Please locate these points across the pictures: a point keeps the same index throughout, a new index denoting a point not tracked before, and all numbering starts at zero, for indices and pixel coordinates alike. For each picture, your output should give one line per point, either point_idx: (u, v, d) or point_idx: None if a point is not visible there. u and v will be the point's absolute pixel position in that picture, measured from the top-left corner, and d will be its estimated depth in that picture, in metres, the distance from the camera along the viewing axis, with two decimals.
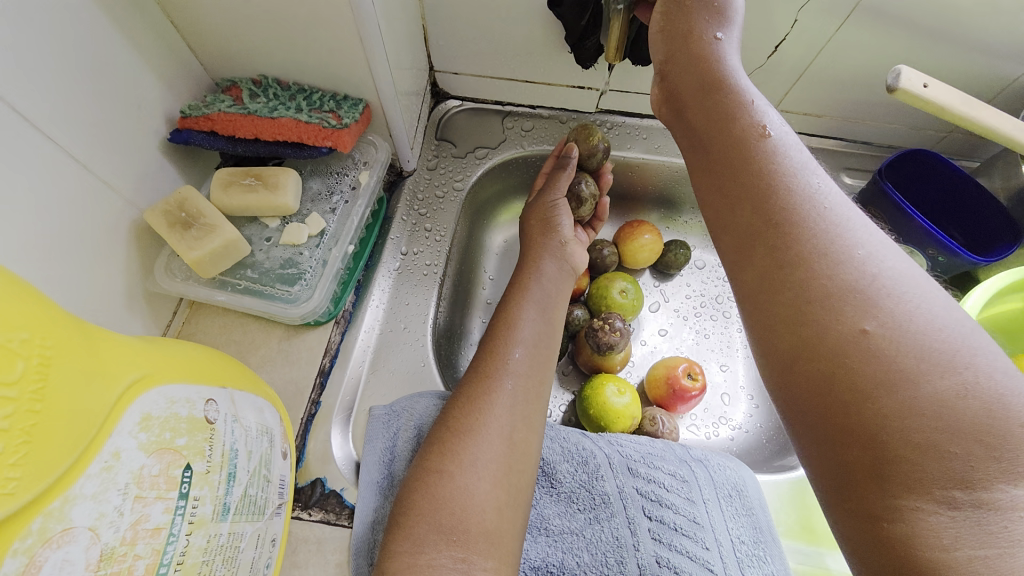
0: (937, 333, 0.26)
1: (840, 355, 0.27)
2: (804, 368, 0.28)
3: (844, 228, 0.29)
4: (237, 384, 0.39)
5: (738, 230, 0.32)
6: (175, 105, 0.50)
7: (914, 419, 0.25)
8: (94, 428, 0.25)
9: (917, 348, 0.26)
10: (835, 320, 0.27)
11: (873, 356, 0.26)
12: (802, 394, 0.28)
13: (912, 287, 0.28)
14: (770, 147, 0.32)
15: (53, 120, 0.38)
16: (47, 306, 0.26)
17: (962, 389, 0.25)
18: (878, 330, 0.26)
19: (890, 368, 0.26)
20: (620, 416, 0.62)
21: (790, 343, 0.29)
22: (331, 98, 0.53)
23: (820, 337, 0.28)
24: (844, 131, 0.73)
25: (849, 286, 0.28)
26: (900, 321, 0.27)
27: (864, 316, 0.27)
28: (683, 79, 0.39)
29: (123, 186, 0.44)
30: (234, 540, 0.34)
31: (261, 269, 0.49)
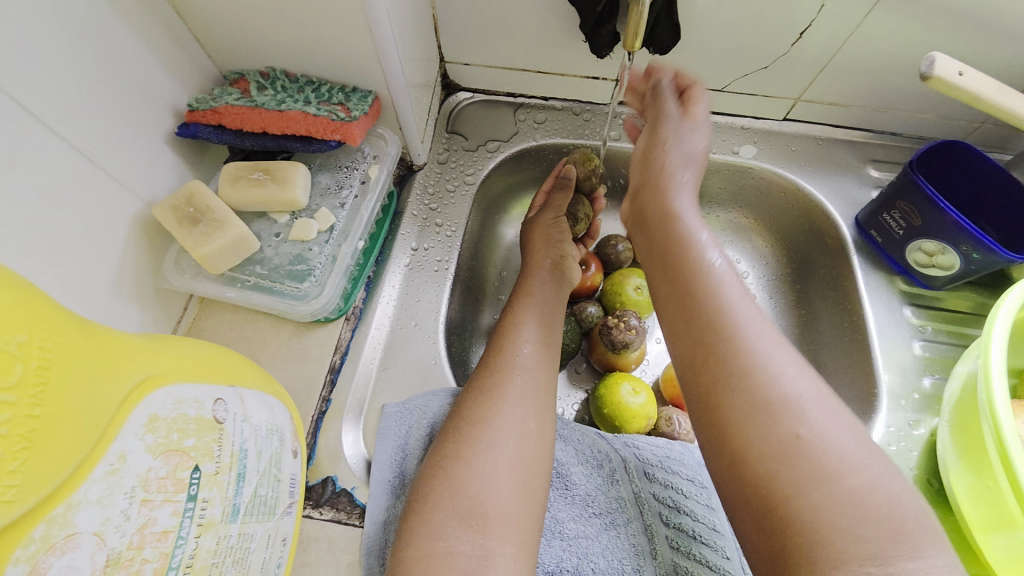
0: (828, 420, 0.35)
1: (779, 459, 0.34)
2: (751, 467, 0.34)
3: (774, 349, 0.37)
4: (246, 382, 0.38)
5: (697, 355, 0.39)
6: (183, 98, 0.49)
7: (832, 508, 0.32)
8: (98, 431, 0.25)
9: (835, 452, 0.33)
10: (774, 424, 0.35)
11: (804, 459, 0.33)
12: (749, 494, 0.35)
13: (829, 407, 0.35)
14: (717, 276, 0.42)
15: (58, 113, 0.38)
16: (48, 307, 0.25)
17: (856, 473, 0.33)
18: (807, 436, 0.34)
19: (819, 468, 0.33)
20: (635, 415, 0.60)
21: (738, 443, 0.35)
22: (339, 90, 0.52)
23: (763, 437, 0.35)
24: (871, 121, 0.70)
25: (785, 395, 0.35)
26: (823, 433, 0.34)
27: (798, 425, 0.34)
28: (647, 204, 0.50)
29: (130, 180, 0.44)
30: (245, 541, 0.33)
31: (270, 265, 0.49)
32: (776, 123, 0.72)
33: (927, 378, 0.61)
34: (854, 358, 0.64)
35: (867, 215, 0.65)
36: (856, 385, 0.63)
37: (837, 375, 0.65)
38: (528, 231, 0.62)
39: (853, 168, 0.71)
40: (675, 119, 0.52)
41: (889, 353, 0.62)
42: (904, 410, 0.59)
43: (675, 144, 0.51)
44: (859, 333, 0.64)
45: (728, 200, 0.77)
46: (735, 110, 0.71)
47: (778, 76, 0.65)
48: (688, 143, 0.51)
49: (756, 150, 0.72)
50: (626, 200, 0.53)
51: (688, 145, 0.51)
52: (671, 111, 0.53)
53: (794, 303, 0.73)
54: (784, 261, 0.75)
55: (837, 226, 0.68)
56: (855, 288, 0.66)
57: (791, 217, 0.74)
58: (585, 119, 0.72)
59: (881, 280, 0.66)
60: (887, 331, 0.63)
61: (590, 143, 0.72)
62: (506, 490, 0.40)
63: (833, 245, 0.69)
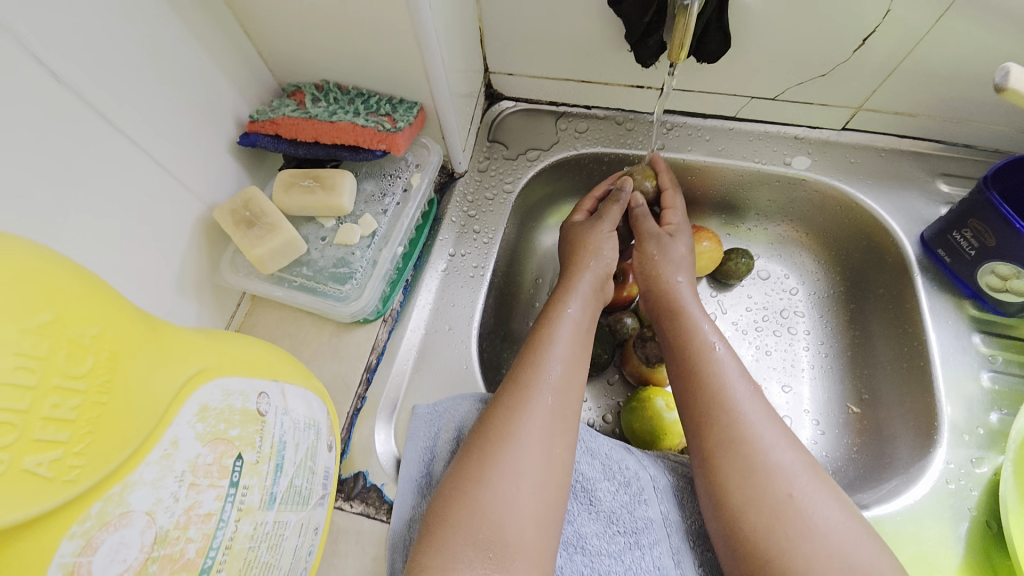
0: (813, 484, 0.45)
1: (776, 514, 0.43)
2: (750, 523, 0.43)
3: (765, 417, 0.48)
4: (288, 377, 0.40)
5: (710, 445, 0.48)
6: (245, 109, 0.53)
7: (827, 558, 0.41)
8: (155, 418, 0.27)
9: (820, 506, 0.43)
10: (773, 486, 0.44)
11: (799, 513, 0.43)
12: (762, 552, 0.42)
13: (812, 466, 0.46)
14: (715, 357, 0.52)
15: (136, 124, 0.42)
16: (117, 303, 0.28)
17: (839, 528, 0.42)
18: (799, 496, 0.44)
19: (810, 521, 0.42)
20: (667, 432, 0.59)
21: (740, 499, 0.45)
22: (387, 102, 0.54)
23: (762, 496, 0.44)
24: (943, 133, 0.65)
25: (777, 463, 0.45)
26: (810, 489, 0.44)
27: (791, 485, 0.44)
28: (658, 301, 0.59)
29: (195, 184, 0.48)
30: (280, 529, 0.36)
31: (316, 267, 0.51)
32: (833, 133, 0.68)
33: (994, 413, 0.55)
34: (913, 389, 0.60)
35: (934, 233, 0.60)
36: (915, 417, 0.58)
37: (891, 405, 0.62)
38: (576, 239, 0.62)
39: (920, 183, 0.66)
40: (656, 237, 0.62)
41: (954, 385, 0.56)
42: (966, 445, 0.53)
43: (663, 258, 0.61)
44: (921, 360, 0.59)
45: (777, 214, 0.75)
46: (788, 119, 0.68)
47: (837, 83, 0.62)
48: (675, 253, 0.61)
49: (810, 161, 0.68)
50: (643, 297, 0.62)
51: (674, 253, 0.61)
52: (649, 229, 0.62)
53: (846, 324, 0.70)
54: (836, 279, 0.73)
55: (899, 244, 0.64)
56: (917, 311, 0.61)
57: (844, 233, 0.70)
58: (628, 128, 0.71)
59: (947, 304, 0.60)
60: (952, 359, 0.58)
61: (632, 152, 0.71)
62: (526, 507, 0.41)
63: (893, 261, 0.65)
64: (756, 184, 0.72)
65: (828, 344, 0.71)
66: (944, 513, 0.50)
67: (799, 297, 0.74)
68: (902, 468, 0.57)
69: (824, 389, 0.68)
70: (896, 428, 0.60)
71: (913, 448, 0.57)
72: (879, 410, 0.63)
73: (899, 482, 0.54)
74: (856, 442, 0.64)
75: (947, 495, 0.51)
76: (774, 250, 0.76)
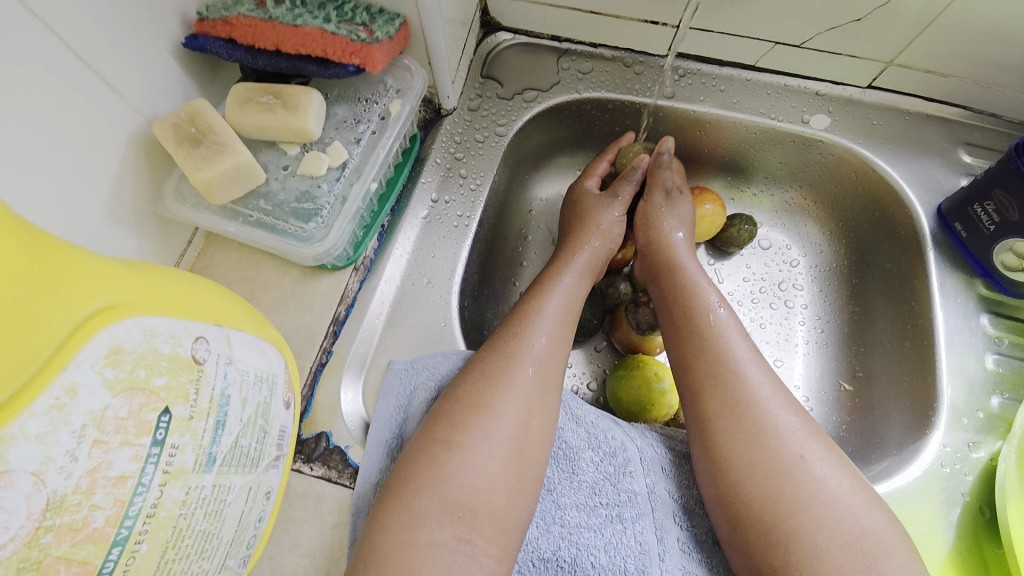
0: (821, 447, 0.42)
1: (783, 479, 0.40)
2: (754, 488, 0.41)
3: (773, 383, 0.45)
4: (236, 322, 0.34)
5: (706, 405, 0.45)
6: (192, 5, 0.44)
7: (835, 524, 0.38)
8: (37, 361, 0.22)
9: (830, 473, 0.41)
10: (782, 449, 0.41)
11: (807, 477, 0.40)
12: (764, 517, 0.40)
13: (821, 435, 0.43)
14: (716, 316, 0.48)
15: (52, 7, 0.34)
16: None
17: (849, 492, 0.40)
18: (810, 459, 0.41)
19: (818, 488, 0.40)
20: (656, 403, 0.55)
21: (746, 463, 0.42)
22: (364, 10, 0.46)
23: (771, 459, 0.41)
24: (972, 97, 0.60)
25: (784, 425, 0.43)
26: (820, 455, 0.41)
27: (800, 449, 0.41)
28: (656, 256, 0.55)
29: (130, 91, 0.40)
30: (220, 494, 0.31)
31: (275, 201, 0.45)
32: (857, 91, 0.63)
33: (996, 397, 0.53)
34: (912, 368, 0.57)
35: (953, 205, 0.56)
36: (912, 397, 0.56)
37: (886, 385, 0.60)
38: (581, 212, 0.58)
39: (943, 152, 0.61)
40: (669, 189, 0.57)
41: (956, 364, 0.54)
42: (964, 429, 0.51)
43: (667, 212, 0.57)
44: (924, 340, 0.56)
45: (787, 178, 0.70)
46: (812, 73, 0.62)
47: (872, 33, 0.55)
48: (681, 210, 0.57)
49: (829, 121, 0.63)
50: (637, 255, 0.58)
51: (681, 210, 0.57)
52: (664, 179, 0.57)
53: (847, 300, 0.67)
54: (842, 252, 0.69)
55: (914, 217, 0.60)
56: (925, 287, 0.58)
57: (855, 202, 0.66)
58: (637, 72, 0.64)
59: (957, 282, 0.57)
60: (956, 339, 0.55)
61: (640, 99, 0.64)
62: (496, 459, 0.40)
63: (905, 235, 0.61)
64: (767, 145, 0.67)
65: (825, 319, 0.68)
66: (935, 496, 0.49)
67: (799, 270, 0.70)
68: (893, 449, 0.55)
69: (817, 365, 0.66)
70: (891, 407, 0.58)
71: (907, 430, 0.55)
72: (873, 388, 0.61)
73: (891, 463, 0.53)
74: (845, 419, 0.62)
75: (940, 479, 0.50)
76: (779, 219, 0.72)
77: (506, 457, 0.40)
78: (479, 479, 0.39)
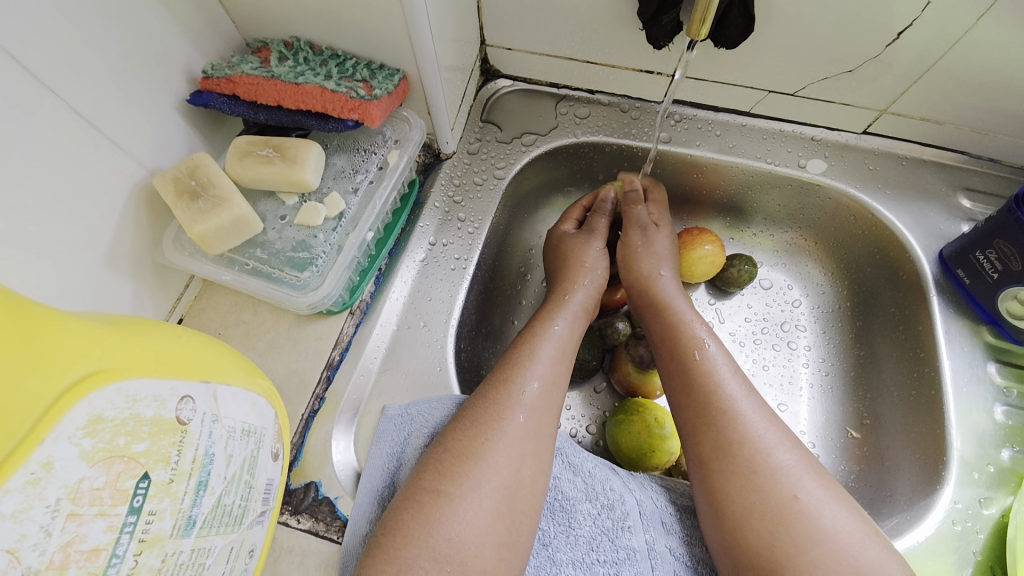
0: (818, 483, 0.40)
1: (779, 520, 0.39)
2: (751, 532, 0.39)
3: (762, 420, 0.43)
4: (225, 376, 0.34)
5: (701, 447, 0.44)
6: (198, 62, 0.46)
7: (836, 566, 0.36)
8: (15, 437, 0.22)
9: (829, 512, 0.39)
10: (775, 488, 0.40)
11: (804, 517, 0.38)
12: (765, 561, 0.38)
13: (816, 469, 0.42)
14: (707, 354, 0.47)
15: (60, 74, 0.35)
16: None
17: (849, 529, 0.38)
18: (804, 498, 0.39)
19: (817, 527, 0.38)
20: (656, 451, 0.54)
21: (742, 505, 0.40)
22: (364, 66, 0.48)
23: (765, 501, 0.40)
24: (969, 143, 0.60)
25: (780, 464, 0.41)
26: (817, 493, 0.40)
27: (795, 487, 0.40)
28: (643, 293, 0.55)
29: (134, 147, 0.42)
30: (200, 557, 0.30)
31: (272, 250, 0.45)
32: (853, 136, 0.63)
33: (1006, 450, 0.51)
34: (920, 418, 0.56)
35: (954, 251, 0.55)
36: (922, 448, 0.54)
37: (896, 434, 0.58)
38: (566, 251, 0.58)
39: (942, 197, 0.61)
40: (643, 225, 0.58)
41: (964, 415, 0.52)
42: (975, 485, 0.50)
43: (646, 250, 0.57)
44: (931, 390, 0.55)
45: (785, 219, 0.70)
46: (806, 118, 0.62)
47: (863, 82, 0.56)
48: (659, 246, 0.57)
49: (826, 165, 0.63)
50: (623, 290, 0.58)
51: (658, 246, 0.57)
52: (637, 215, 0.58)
53: (852, 343, 0.66)
54: (844, 293, 0.68)
55: (916, 261, 0.59)
56: (929, 334, 0.57)
57: (856, 243, 0.66)
58: (633, 117, 0.65)
59: (962, 328, 0.56)
60: (964, 388, 0.53)
61: (636, 143, 0.65)
62: (486, 510, 0.38)
63: (908, 280, 0.60)
64: (765, 187, 0.67)
65: (830, 363, 0.66)
66: (947, 556, 0.47)
67: (801, 310, 0.70)
68: (904, 503, 0.52)
69: (823, 411, 0.64)
70: (900, 458, 0.56)
71: (916, 485, 0.53)
72: (882, 436, 0.59)
73: (902, 519, 0.50)
74: (854, 469, 0.60)
75: (952, 538, 0.48)
76: (779, 259, 0.71)
77: (496, 509, 0.38)
78: (469, 531, 0.37)
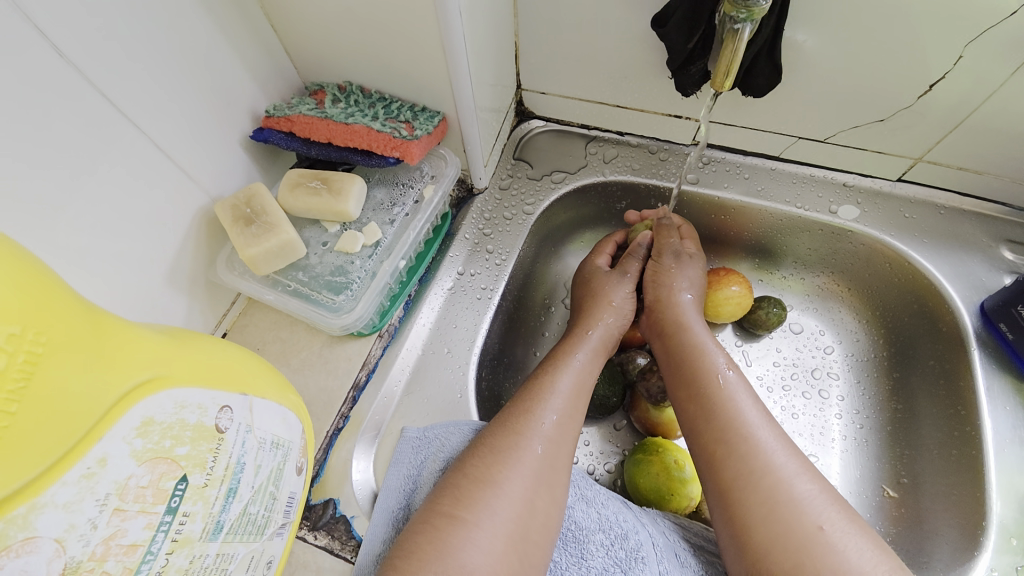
0: (841, 515, 0.39)
1: (802, 552, 0.37)
2: (775, 565, 0.38)
3: (777, 449, 0.42)
4: (261, 390, 0.36)
5: (721, 475, 0.43)
6: (262, 103, 0.52)
7: None
8: (77, 434, 0.25)
9: (852, 544, 0.37)
10: (798, 519, 0.39)
11: (830, 549, 0.37)
12: None
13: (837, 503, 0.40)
14: (728, 380, 0.47)
15: (144, 111, 0.40)
16: (57, 299, 0.26)
17: (874, 562, 0.37)
18: (829, 529, 0.38)
19: (842, 560, 0.36)
20: (675, 494, 0.52)
21: (763, 536, 0.39)
22: (408, 109, 0.52)
23: (788, 533, 0.38)
24: (1012, 194, 0.58)
25: (803, 495, 0.40)
26: (840, 523, 0.38)
27: (819, 518, 0.39)
28: (662, 315, 0.55)
29: (200, 175, 0.46)
30: (222, 563, 0.32)
31: (312, 273, 0.49)
32: (888, 184, 0.62)
33: None
34: (961, 479, 0.53)
35: (996, 303, 0.53)
36: (960, 512, 0.51)
37: (934, 496, 0.54)
38: (594, 290, 0.58)
39: (983, 248, 0.59)
40: (676, 252, 0.57)
41: (1004, 478, 0.50)
42: (1014, 553, 0.47)
43: (678, 273, 0.56)
44: (972, 450, 0.52)
45: (817, 264, 0.69)
46: (838, 164, 0.62)
47: (896, 131, 0.56)
48: (691, 272, 0.57)
49: (858, 212, 0.63)
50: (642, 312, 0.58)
51: (690, 273, 0.56)
52: (671, 242, 0.57)
53: (888, 395, 0.63)
54: (879, 342, 0.66)
55: (956, 313, 0.57)
56: (971, 392, 0.54)
57: (892, 293, 0.64)
58: (662, 159, 0.67)
59: (1005, 387, 0.53)
60: (1004, 450, 0.51)
61: (663, 184, 0.66)
62: (499, 539, 0.38)
63: (947, 332, 0.58)
64: (795, 232, 0.66)
65: (864, 415, 0.64)
66: None
67: (834, 358, 0.67)
68: (941, 572, 0.49)
69: (855, 465, 0.62)
70: (939, 521, 0.53)
71: (953, 552, 0.50)
72: (920, 497, 0.56)
73: None
74: (890, 531, 0.56)
75: None
76: (810, 303, 0.70)
77: (510, 536, 0.39)
78: (483, 561, 0.37)
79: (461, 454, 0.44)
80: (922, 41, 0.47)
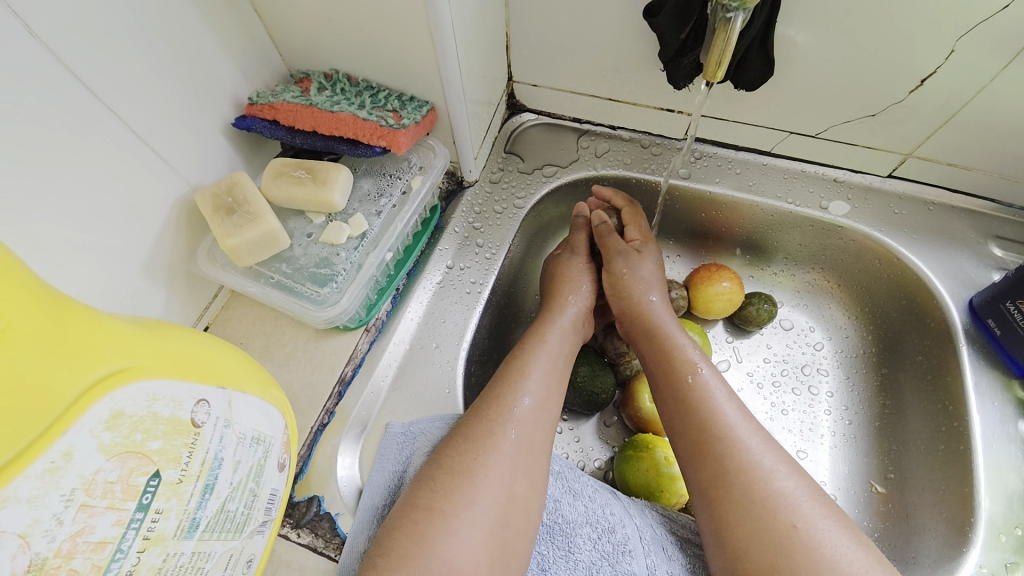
0: (821, 511, 0.39)
1: (779, 550, 0.37)
2: (751, 563, 0.38)
3: (757, 450, 0.42)
4: (242, 384, 0.35)
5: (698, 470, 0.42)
6: (245, 90, 0.50)
7: None
8: (39, 428, 0.23)
9: (830, 541, 0.37)
10: (773, 518, 0.38)
11: (804, 547, 0.37)
12: None
13: (819, 498, 0.40)
14: (702, 380, 0.46)
15: (122, 96, 0.39)
16: (14, 285, 0.24)
17: (851, 557, 0.37)
18: (803, 526, 0.38)
19: (818, 558, 0.36)
20: (666, 488, 0.52)
21: (741, 536, 0.39)
22: (396, 98, 0.51)
23: (764, 531, 0.38)
24: (1001, 191, 0.58)
25: (779, 491, 0.39)
26: (818, 520, 0.38)
27: (795, 515, 0.38)
28: (633, 320, 0.53)
29: (181, 164, 0.45)
30: (199, 561, 0.31)
31: (296, 265, 0.48)
32: (878, 180, 0.62)
33: None
34: (949, 475, 0.53)
35: (985, 299, 0.54)
36: (948, 507, 0.51)
37: (921, 490, 0.55)
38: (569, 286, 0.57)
39: (973, 244, 0.59)
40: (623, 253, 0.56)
41: (993, 474, 0.50)
42: (1002, 548, 0.47)
43: (632, 275, 0.55)
44: (961, 445, 0.52)
45: (807, 260, 0.69)
46: (829, 160, 0.62)
47: (888, 127, 0.56)
48: (644, 270, 0.55)
49: (848, 208, 0.62)
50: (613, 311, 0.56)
51: (641, 271, 0.55)
52: (615, 246, 0.57)
53: (877, 391, 0.63)
54: (869, 337, 0.66)
55: (945, 308, 0.57)
56: (960, 386, 0.54)
57: (881, 287, 0.64)
58: (654, 153, 0.67)
59: (992, 382, 0.53)
60: (995, 445, 0.51)
61: (655, 178, 0.66)
62: (481, 540, 0.38)
63: (936, 326, 0.58)
64: (786, 227, 0.66)
65: (853, 411, 0.64)
66: None
67: (823, 354, 0.68)
68: (929, 567, 0.49)
69: (844, 461, 0.62)
70: (926, 517, 0.53)
71: (942, 549, 0.50)
72: (908, 492, 0.56)
73: None
74: (879, 526, 0.56)
75: None
76: (800, 300, 0.70)
77: (491, 528, 0.38)
78: (465, 552, 0.37)
79: (441, 441, 0.44)
80: (915, 36, 0.47)
